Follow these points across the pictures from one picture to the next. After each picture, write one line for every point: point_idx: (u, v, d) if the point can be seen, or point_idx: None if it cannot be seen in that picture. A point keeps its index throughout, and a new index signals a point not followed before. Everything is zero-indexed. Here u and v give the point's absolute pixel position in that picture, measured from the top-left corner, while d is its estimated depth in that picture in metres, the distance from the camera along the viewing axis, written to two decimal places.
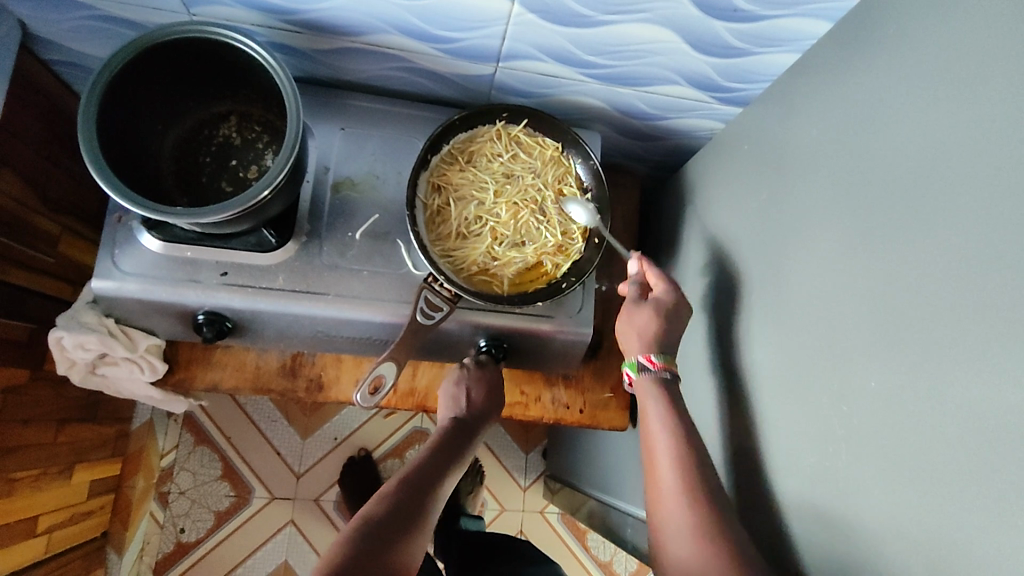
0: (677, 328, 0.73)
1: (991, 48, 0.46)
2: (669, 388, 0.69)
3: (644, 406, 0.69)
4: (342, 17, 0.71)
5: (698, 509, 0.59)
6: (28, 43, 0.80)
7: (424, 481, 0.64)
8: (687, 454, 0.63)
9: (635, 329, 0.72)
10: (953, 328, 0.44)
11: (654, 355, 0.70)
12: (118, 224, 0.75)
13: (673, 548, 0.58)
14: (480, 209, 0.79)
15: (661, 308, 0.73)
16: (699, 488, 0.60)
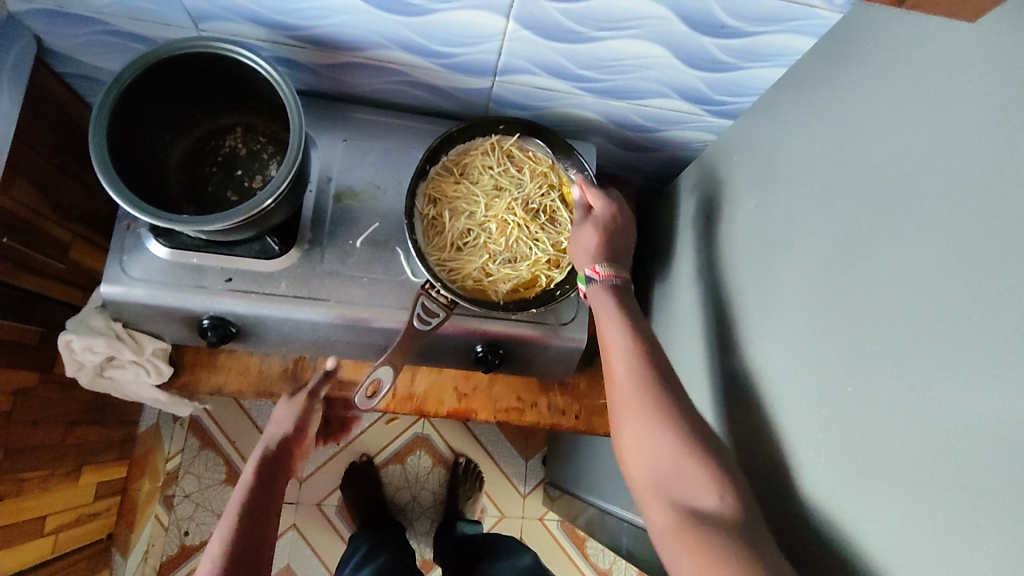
0: (620, 241, 0.76)
1: (961, 64, 0.47)
2: (619, 292, 0.71)
3: (597, 313, 0.71)
4: (344, 32, 0.73)
5: (656, 392, 0.62)
6: (44, 56, 0.83)
7: (250, 550, 0.61)
8: (643, 352, 0.65)
9: (580, 246, 0.75)
10: (925, 334, 0.45)
11: (598, 265, 0.73)
12: (127, 231, 0.77)
13: (634, 434, 0.60)
14: (472, 223, 0.81)
15: (602, 224, 0.75)
16: (657, 381, 0.63)
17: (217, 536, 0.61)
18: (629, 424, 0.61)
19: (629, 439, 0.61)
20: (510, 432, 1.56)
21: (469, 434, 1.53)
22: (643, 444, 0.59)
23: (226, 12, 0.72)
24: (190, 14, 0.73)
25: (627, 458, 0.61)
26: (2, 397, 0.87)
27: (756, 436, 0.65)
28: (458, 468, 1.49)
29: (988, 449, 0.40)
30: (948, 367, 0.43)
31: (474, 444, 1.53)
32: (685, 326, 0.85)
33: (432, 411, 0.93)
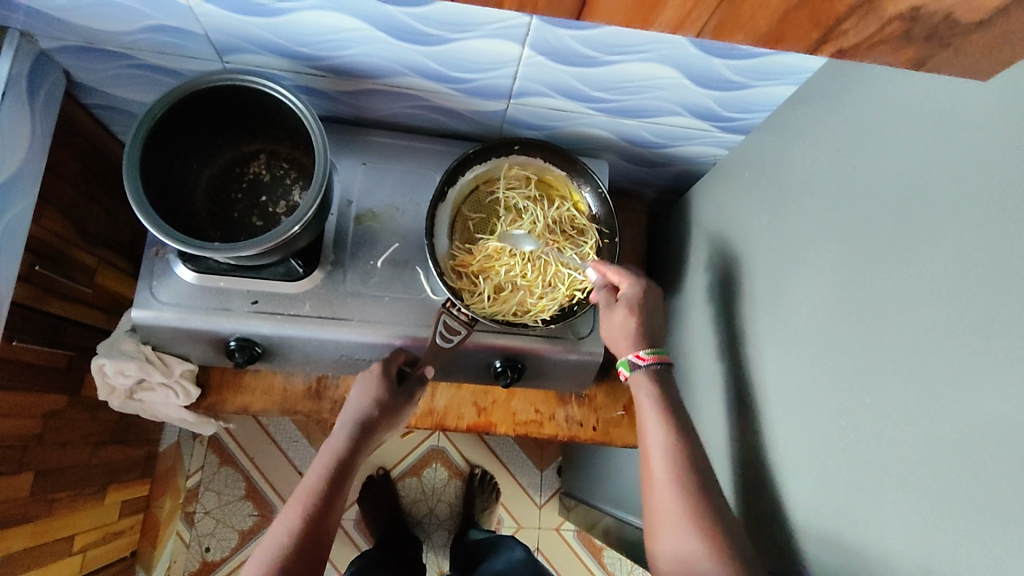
0: (655, 318, 0.80)
1: (967, 85, 0.49)
2: (661, 382, 0.75)
3: (639, 398, 0.74)
4: (363, 61, 0.76)
5: (692, 495, 0.64)
6: (71, 89, 0.86)
7: (311, 544, 0.66)
8: (681, 451, 0.68)
9: (623, 333, 0.78)
10: (938, 347, 0.47)
11: (643, 350, 0.77)
12: (156, 257, 0.80)
13: (667, 529, 0.64)
14: (502, 262, 0.82)
15: (635, 303, 0.78)
16: (693, 480, 0.66)
17: (287, 520, 0.67)
18: (661, 516, 0.65)
19: (660, 535, 0.64)
20: (525, 442, 1.57)
21: (484, 446, 1.55)
22: (674, 544, 0.63)
23: (251, 44, 0.74)
24: (215, 48, 0.75)
25: (659, 551, 0.64)
26: (34, 420, 0.89)
27: (773, 445, 0.67)
28: (474, 479, 1.50)
29: (1000, 459, 0.41)
30: (959, 377, 0.45)
31: (490, 456, 1.55)
32: (700, 337, 0.87)
33: (452, 425, 0.95)
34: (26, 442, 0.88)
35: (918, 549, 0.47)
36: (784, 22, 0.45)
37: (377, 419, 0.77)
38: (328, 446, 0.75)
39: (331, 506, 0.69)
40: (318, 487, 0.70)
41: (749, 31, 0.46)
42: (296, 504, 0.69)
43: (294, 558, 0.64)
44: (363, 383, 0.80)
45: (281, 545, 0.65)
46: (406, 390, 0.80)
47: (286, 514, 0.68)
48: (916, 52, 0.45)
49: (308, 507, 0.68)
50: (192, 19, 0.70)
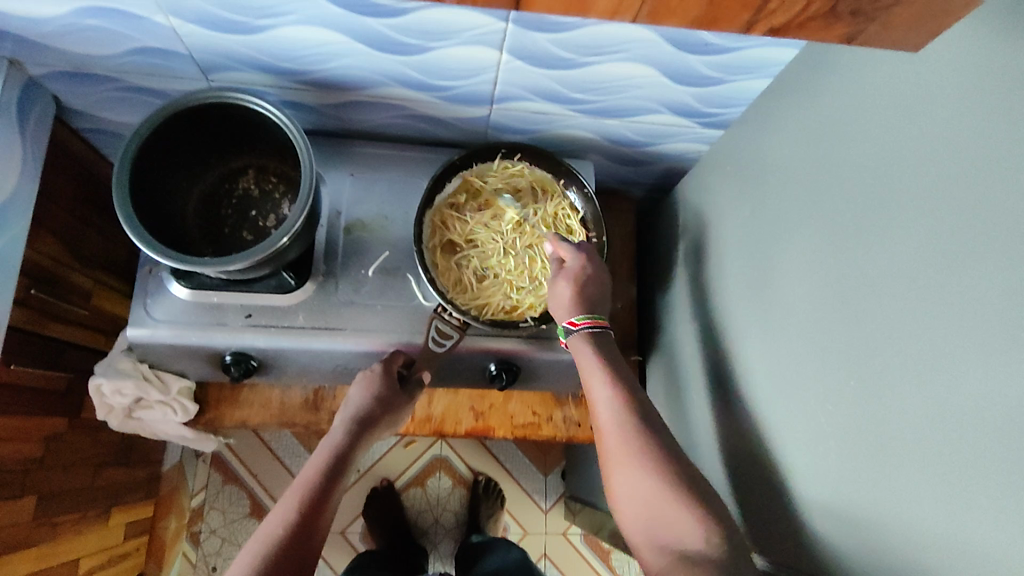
0: (596, 289, 0.78)
1: (938, 70, 0.50)
2: (599, 342, 0.76)
3: (581, 362, 0.75)
4: (346, 74, 0.77)
5: (642, 443, 0.66)
6: (61, 114, 0.87)
7: (308, 529, 0.66)
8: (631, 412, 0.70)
9: (559, 302, 0.77)
10: (922, 327, 0.48)
11: (575, 317, 0.76)
12: (149, 276, 0.80)
13: (623, 478, 0.66)
14: (488, 260, 0.84)
15: (575, 273, 0.77)
16: (643, 434, 0.68)
17: (285, 508, 0.68)
18: (618, 470, 0.67)
19: (623, 491, 0.65)
20: (528, 448, 1.57)
21: (488, 453, 1.55)
22: (633, 498, 0.64)
23: (235, 62, 0.75)
24: (200, 67, 0.76)
25: (621, 506, 0.66)
26: (34, 443, 0.89)
27: (770, 434, 0.67)
28: (479, 486, 1.50)
29: (987, 432, 0.42)
30: (949, 354, 0.45)
31: (493, 463, 1.55)
32: (692, 331, 0.88)
33: (451, 431, 0.95)
34: (27, 466, 0.88)
35: (925, 531, 0.46)
36: (731, 14, 0.48)
37: (378, 414, 0.79)
38: (326, 439, 0.76)
39: (327, 496, 0.70)
40: (317, 477, 0.72)
41: (680, 16, 0.48)
42: (294, 492, 0.70)
43: (291, 543, 0.64)
44: (359, 381, 0.81)
45: (279, 530, 0.65)
46: (408, 390, 0.82)
47: (284, 502, 0.69)
48: (846, 26, 0.47)
49: (304, 495, 0.69)
50: (176, 40, 0.71)
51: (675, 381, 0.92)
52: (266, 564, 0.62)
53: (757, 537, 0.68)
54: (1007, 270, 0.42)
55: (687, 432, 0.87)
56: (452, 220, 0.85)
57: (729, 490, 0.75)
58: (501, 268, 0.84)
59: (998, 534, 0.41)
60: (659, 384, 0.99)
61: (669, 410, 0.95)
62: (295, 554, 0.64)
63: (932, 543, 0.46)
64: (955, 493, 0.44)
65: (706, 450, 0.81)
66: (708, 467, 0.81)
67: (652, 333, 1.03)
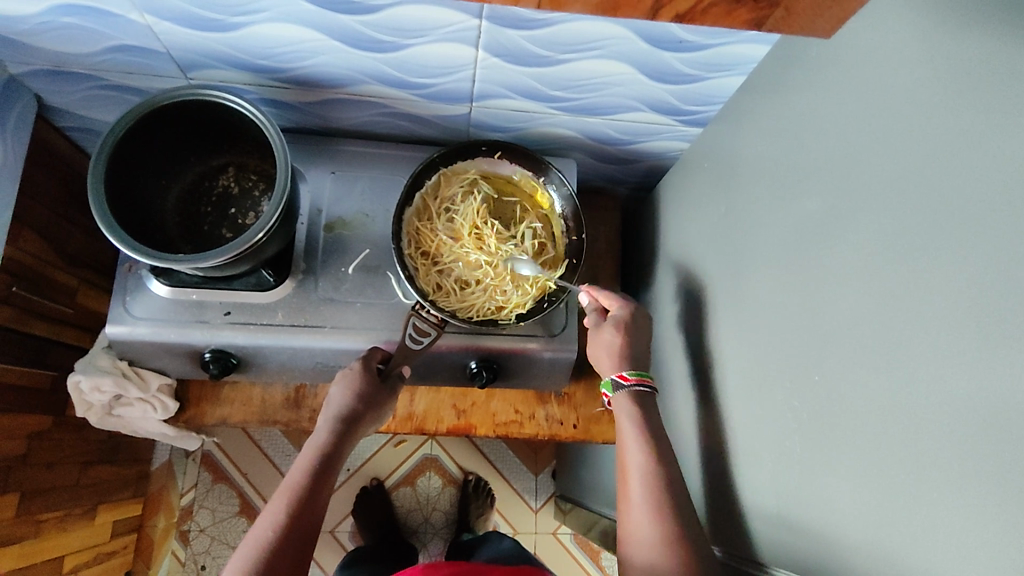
0: (641, 339, 0.80)
1: (903, 67, 0.50)
2: (643, 407, 0.74)
3: (620, 420, 0.74)
4: (325, 72, 0.77)
5: (664, 506, 0.65)
6: (44, 113, 0.88)
7: (300, 533, 0.67)
8: (659, 473, 0.68)
9: (606, 351, 0.79)
10: (889, 324, 0.48)
11: (626, 372, 0.76)
12: (128, 273, 0.81)
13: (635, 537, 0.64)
14: (465, 255, 0.83)
15: (623, 324, 0.80)
16: (673, 510, 0.65)
17: (273, 511, 0.68)
18: (635, 535, 0.64)
19: (635, 560, 0.63)
20: (519, 447, 1.57)
21: (478, 452, 1.55)
22: (647, 568, 0.62)
23: (213, 60, 0.76)
24: (179, 65, 0.77)
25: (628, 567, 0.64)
26: (18, 440, 0.90)
27: (745, 432, 0.67)
28: (469, 485, 1.50)
29: (950, 428, 0.42)
30: (914, 349, 0.45)
31: (483, 462, 1.55)
32: (673, 329, 0.88)
33: (433, 429, 0.95)
34: (10, 463, 0.88)
35: (885, 529, 0.46)
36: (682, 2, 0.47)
37: (361, 411, 0.78)
38: (311, 440, 0.75)
39: (316, 497, 0.70)
40: (302, 479, 0.71)
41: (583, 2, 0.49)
42: (282, 495, 0.69)
43: (280, 548, 0.65)
44: (336, 380, 0.80)
45: (267, 535, 0.65)
46: (390, 389, 0.81)
47: (271, 507, 0.68)
48: (751, 12, 0.50)
49: (290, 499, 0.69)
50: (152, 38, 0.71)
51: (657, 379, 0.92)
52: (256, 569, 0.62)
53: (730, 535, 0.68)
54: (970, 264, 0.42)
55: (666, 429, 0.87)
56: (427, 224, 0.84)
57: (706, 489, 0.75)
58: (483, 269, 0.83)
59: (954, 528, 0.41)
60: (642, 382, 0.99)
61: (651, 409, 0.94)
62: (287, 561, 0.64)
63: (893, 543, 0.46)
64: (915, 490, 0.44)
65: (685, 448, 0.81)
66: (686, 465, 0.81)
67: None
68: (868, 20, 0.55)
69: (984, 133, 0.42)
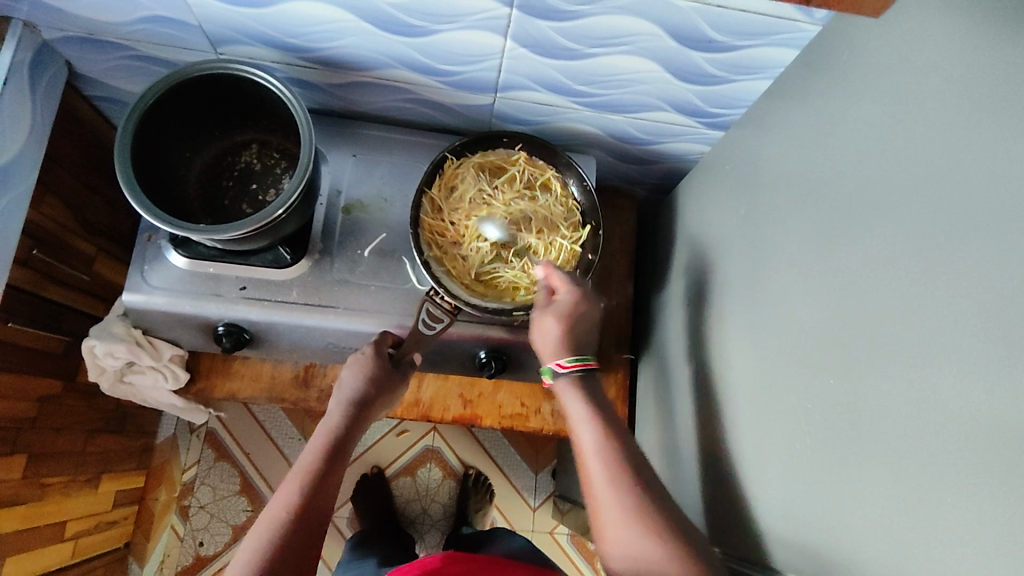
0: (586, 327, 0.77)
1: (929, 72, 0.50)
2: (587, 384, 0.76)
3: (569, 407, 0.75)
4: (352, 53, 0.78)
5: (627, 484, 0.66)
6: (74, 81, 0.89)
7: (314, 516, 0.67)
8: (615, 452, 0.69)
9: (549, 339, 0.76)
10: (902, 331, 0.47)
11: (564, 359, 0.75)
12: (148, 243, 0.82)
13: (612, 528, 0.64)
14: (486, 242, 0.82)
15: (567, 313, 0.76)
16: (637, 487, 0.66)
17: (287, 493, 0.68)
18: (607, 522, 0.65)
19: (610, 536, 0.64)
20: (520, 445, 1.57)
21: (479, 447, 1.55)
22: (620, 546, 0.63)
23: (244, 36, 0.77)
24: (210, 39, 0.78)
25: (606, 547, 0.65)
26: (28, 403, 0.91)
27: (751, 436, 0.66)
28: (469, 479, 1.50)
29: (963, 435, 0.41)
30: (927, 350, 0.45)
31: (483, 457, 1.55)
32: (683, 331, 0.88)
33: (438, 417, 0.96)
34: (20, 425, 0.90)
35: (885, 533, 0.46)
36: None
37: (373, 395, 0.78)
38: (324, 422, 0.76)
39: (330, 479, 0.71)
40: (315, 461, 0.72)
41: None
42: (295, 477, 0.70)
43: (295, 529, 0.65)
44: (347, 366, 0.80)
45: (282, 517, 0.66)
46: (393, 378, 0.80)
47: (285, 489, 0.69)
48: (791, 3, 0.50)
49: (305, 481, 0.69)
50: (186, 10, 0.72)
51: (664, 380, 0.92)
52: (274, 551, 0.63)
53: (731, 535, 0.69)
54: (987, 268, 0.41)
55: (672, 431, 0.87)
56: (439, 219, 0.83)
57: (709, 490, 0.75)
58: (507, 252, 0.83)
59: (953, 533, 0.41)
60: (649, 384, 0.99)
61: (658, 411, 0.94)
62: (302, 543, 0.65)
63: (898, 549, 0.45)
64: (922, 495, 0.44)
65: (690, 449, 0.81)
66: (690, 468, 0.80)
67: (645, 333, 1.03)
68: (895, 26, 0.55)
69: (1008, 140, 0.42)
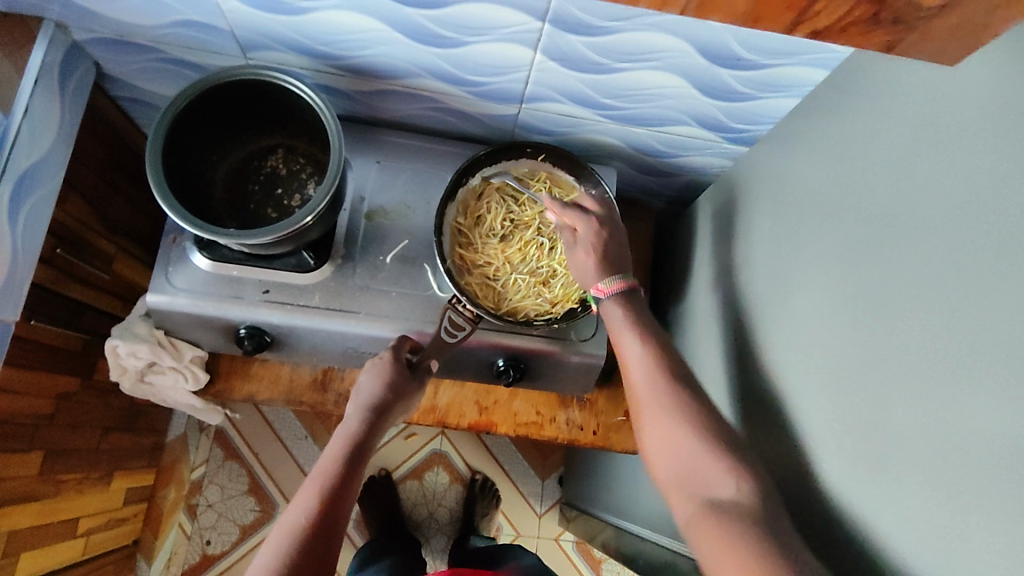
0: (617, 251, 0.75)
1: (956, 96, 0.50)
2: (630, 305, 0.73)
3: (611, 327, 0.73)
4: (381, 62, 0.79)
5: (673, 399, 0.63)
6: (101, 82, 0.90)
7: (330, 525, 0.67)
8: (659, 367, 0.66)
9: (585, 272, 0.74)
10: (924, 353, 0.48)
11: (602, 283, 0.73)
12: (173, 244, 0.82)
13: (658, 440, 0.62)
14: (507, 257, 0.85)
15: (592, 242, 0.74)
16: (680, 405, 0.63)
17: (306, 497, 0.69)
18: (655, 442, 0.63)
19: (656, 451, 0.62)
20: (528, 451, 1.58)
21: (487, 452, 1.56)
22: (664, 447, 0.61)
23: (275, 42, 0.77)
24: (240, 44, 0.78)
25: (654, 462, 0.62)
26: (47, 400, 0.91)
27: (770, 452, 0.67)
28: (476, 484, 1.51)
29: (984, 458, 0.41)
30: (945, 372, 0.45)
31: (491, 462, 1.55)
32: (701, 344, 0.88)
33: (454, 423, 0.96)
34: (38, 422, 0.90)
35: (903, 556, 0.47)
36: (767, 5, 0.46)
37: (391, 400, 0.78)
38: (343, 427, 0.76)
39: (348, 485, 0.71)
40: (334, 467, 0.72)
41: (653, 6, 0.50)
42: (313, 483, 0.70)
43: (313, 533, 0.66)
44: (365, 371, 0.80)
45: (301, 521, 0.66)
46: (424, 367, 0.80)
47: (304, 493, 0.69)
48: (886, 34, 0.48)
49: (323, 486, 0.70)
50: (220, 15, 0.73)
51: None
52: (292, 556, 0.63)
53: None
54: (1006, 292, 0.42)
55: None
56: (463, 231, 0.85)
57: None
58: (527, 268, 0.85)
59: (966, 556, 0.41)
60: None
61: None
62: (319, 548, 0.65)
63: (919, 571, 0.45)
64: (942, 517, 0.44)
65: None
66: None
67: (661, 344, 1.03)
68: None
69: None
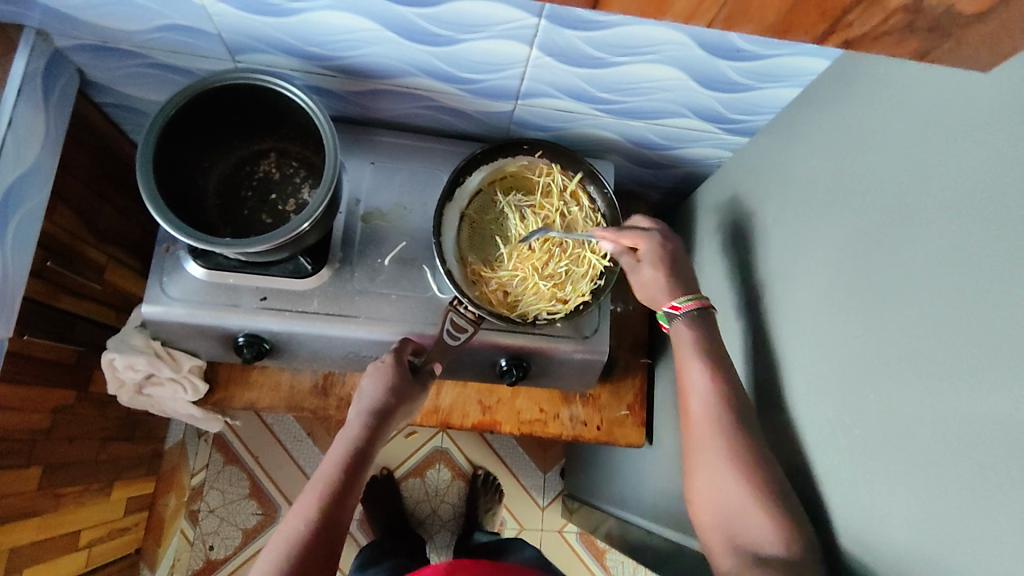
0: (683, 265, 0.78)
1: (957, 87, 0.50)
2: (701, 327, 0.73)
3: (677, 346, 0.74)
4: (374, 62, 0.77)
5: (728, 440, 0.64)
6: (85, 88, 0.87)
7: (330, 534, 0.67)
8: (724, 399, 0.67)
9: (653, 288, 0.77)
10: (929, 347, 0.47)
11: (677, 301, 0.75)
12: (166, 253, 0.81)
13: (708, 479, 0.64)
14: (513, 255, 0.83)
15: (664, 258, 0.77)
16: (738, 441, 0.63)
17: (306, 506, 0.68)
18: (705, 476, 0.64)
19: (705, 484, 0.64)
20: (529, 444, 1.58)
21: (488, 447, 1.56)
22: (715, 489, 0.63)
23: (264, 44, 0.75)
24: (228, 47, 0.77)
25: (698, 494, 0.65)
26: (43, 414, 0.90)
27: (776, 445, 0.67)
28: (478, 480, 1.51)
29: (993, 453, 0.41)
30: (950, 366, 0.45)
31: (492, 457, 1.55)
32: None
33: (457, 423, 0.96)
34: (35, 437, 0.89)
35: (911, 550, 0.47)
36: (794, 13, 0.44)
37: (393, 404, 0.76)
38: (344, 432, 0.75)
39: (349, 492, 0.70)
40: (335, 474, 0.71)
41: None
42: (314, 490, 0.69)
43: (313, 543, 0.65)
44: (367, 374, 0.79)
45: (300, 530, 0.66)
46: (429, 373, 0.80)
47: (304, 502, 0.69)
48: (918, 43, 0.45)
49: (323, 495, 0.69)
50: (206, 19, 0.71)
51: None
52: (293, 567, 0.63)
53: None
54: (1011, 285, 0.42)
55: None
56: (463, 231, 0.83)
57: None
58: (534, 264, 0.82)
59: (975, 549, 0.42)
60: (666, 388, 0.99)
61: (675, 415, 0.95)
62: (319, 558, 0.65)
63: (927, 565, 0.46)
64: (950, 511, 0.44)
65: None
66: None
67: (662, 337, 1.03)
68: None
69: None
